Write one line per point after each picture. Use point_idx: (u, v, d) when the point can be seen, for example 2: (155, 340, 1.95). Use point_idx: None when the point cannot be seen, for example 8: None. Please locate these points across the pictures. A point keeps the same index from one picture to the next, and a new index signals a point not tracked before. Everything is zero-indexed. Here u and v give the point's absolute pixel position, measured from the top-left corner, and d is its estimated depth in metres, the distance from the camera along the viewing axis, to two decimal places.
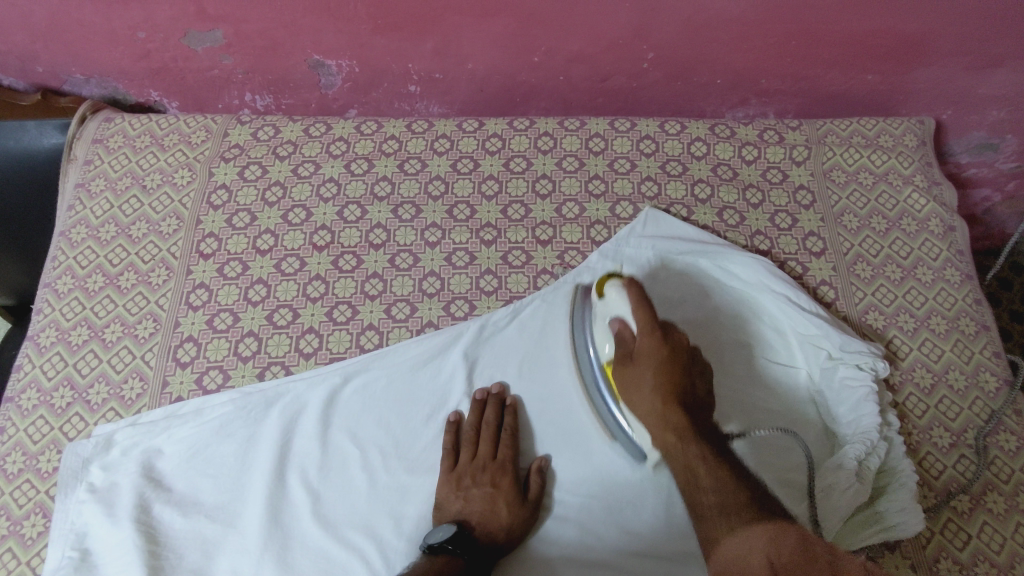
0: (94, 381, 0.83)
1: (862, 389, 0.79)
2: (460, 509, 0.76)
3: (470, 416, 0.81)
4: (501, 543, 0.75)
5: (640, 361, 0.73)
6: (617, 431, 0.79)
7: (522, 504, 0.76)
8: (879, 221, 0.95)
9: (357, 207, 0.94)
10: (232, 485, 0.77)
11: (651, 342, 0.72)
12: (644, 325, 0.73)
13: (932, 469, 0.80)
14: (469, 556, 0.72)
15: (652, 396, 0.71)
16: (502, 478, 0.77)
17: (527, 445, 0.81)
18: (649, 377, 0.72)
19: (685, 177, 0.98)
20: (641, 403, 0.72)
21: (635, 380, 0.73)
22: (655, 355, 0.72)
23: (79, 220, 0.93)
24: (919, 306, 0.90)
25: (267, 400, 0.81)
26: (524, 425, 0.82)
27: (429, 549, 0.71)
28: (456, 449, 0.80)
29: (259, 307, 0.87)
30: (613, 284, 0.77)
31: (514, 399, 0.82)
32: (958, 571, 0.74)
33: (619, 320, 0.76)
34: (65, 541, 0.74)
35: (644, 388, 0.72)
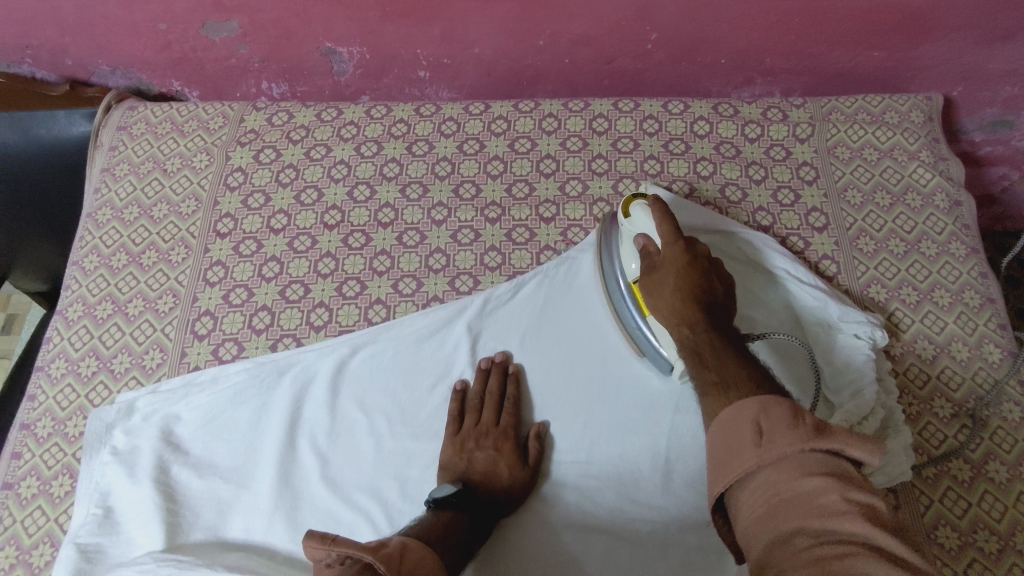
0: (117, 352, 0.87)
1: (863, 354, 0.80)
2: (464, 469, 0.79)
3: (474, 384, 0.84)
4: (501, 498, 0.77)
5: (666, 267, 0.72)
6: (646, 347, 0.82)
7: (522, 467, 0.78)
8: (883, 196, 0.96)
9: (367, 187, 0.97)
10: (245, 449, 0.80)
11: (675, 252, 0.72)
12: (669, 235, 0.73)
13: (933, 439, 0.80)
14: (472, 513, 0.74)
15: (674, 295, 0.69)
16: (504, 441, 0.80)
17: (527, 414, 0.84)
18: (672, 282, 0.70)
19: (688, 155, 0.99)
20: (659, 297, 0.71)
21: (657, 281, 0.72)
22: (677, 261, 0.71)
23: (105, 202, 0.98)
24: (923, 279, 0.90)
25: (279, 370, 0.85)
26: (523, 394, 0.84)
27: (435, 503, 0.73)
28: (461, 414, 0.82)
29: (272, 283, 0.91)
30: (638, 202, 0.79)
31: (516, 368, 0.85)
32: (957, 539, 0.74)
33: (644, 237, 0.76)
34: (90, 500, 0.78)
35: (665, 290, 0.71)
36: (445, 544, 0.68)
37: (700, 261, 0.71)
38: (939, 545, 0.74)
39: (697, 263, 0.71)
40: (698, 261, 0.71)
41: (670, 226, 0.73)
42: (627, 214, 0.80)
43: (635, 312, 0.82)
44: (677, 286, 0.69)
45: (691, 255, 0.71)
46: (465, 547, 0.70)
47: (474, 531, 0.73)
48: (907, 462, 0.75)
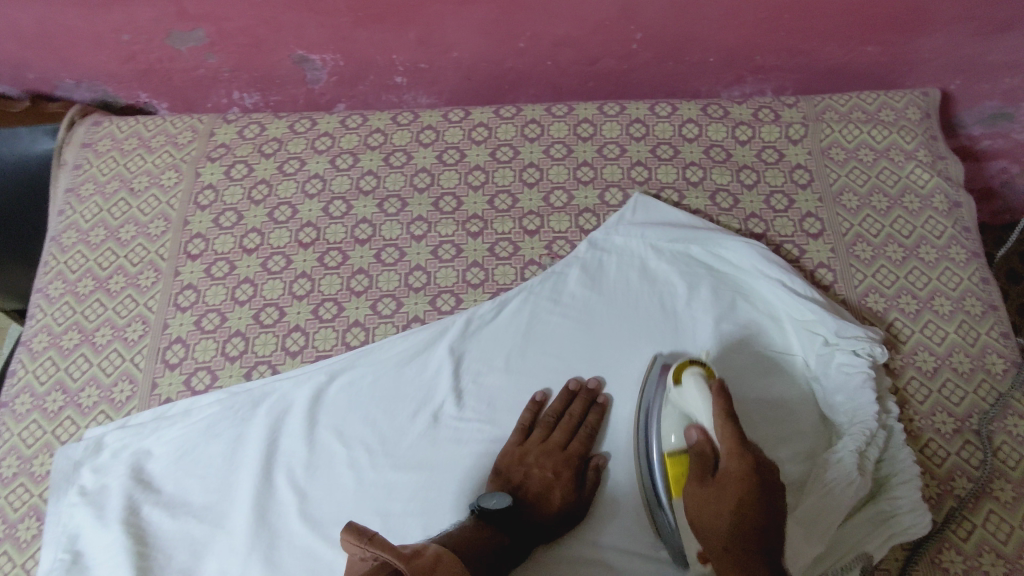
0: (85, 384, 0.83)
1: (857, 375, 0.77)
2: (516, 483, 0.76)
3: (556, 401, 0.80)
4: (540, 521, 0.73)
5: (726, 485, 0.65)
6: (664, 530, 0.72)
7: (575, 497, 0.74)
8: (880, 199, 0.92)
9: (343, 202, 0.93)
10: (220, 486, 0.77)
11: (740, 467, 0.65)
12: (732, 447, 0.66)
13: (935, 457, 0.77)
14: (512, 535, 0.71)
15: (730, 521, 0.63)
16: (565, 466, 0.76)
17: (598, 442, 0.80)
18: (731, 501, 0.64)
19: (677, 160, 0.95)
20: (707, 518, 0.65)
21: (710, 497, 0.65)
22: (743, 478, 0.64)
23: (70, 225, 0.94)
24: (922, 286, 0.86)
25: (254, 400, 0.81)
26: (602, 424, 0.80)
27: (480, 511, 0.70)
28: (529, 428, 0.79)
29: (246, 307, 0.87)
30: (692, 372, 0.72)
31: (604, 400, 0.81)
32: (961, 563, 0.72)
33: (699, 427, 0.69)
34: (58, 544, 0.74)
35: (719, 512, 0.64)
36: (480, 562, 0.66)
37: (762, 487, 0.65)
38: (944, 570, 0.71)
39: (757, 489, 0.64)
40: (762, 489, 0.64)
41: (732, 432, 0.67)
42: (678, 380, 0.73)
43: (662, 492, 0.72)
44: (734, 511, 0.63)
45: (755, 473, 0.65)
46: (499, 567, 0.68)
47: (504, 553, 0.69)
48: (913, 489, 0.72)
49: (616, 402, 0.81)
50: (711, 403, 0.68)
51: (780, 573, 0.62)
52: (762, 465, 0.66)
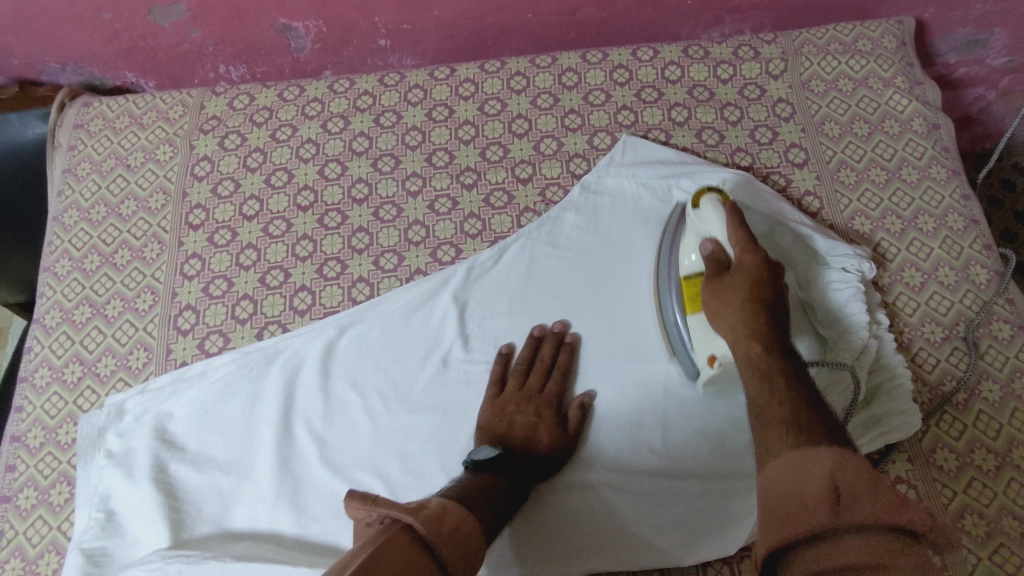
0: (101, 355, 0.86)
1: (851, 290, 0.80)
2: (503, 432, 0.77)
3: (523, 349, 0.83)
4: (537, 464, 0.75)
5: (738, 276, 0.69)
6: (678, 346, 0.80)
7: (562, 437, 0.77)
8: (861, 126, 0.94)
9: (338, 164, 0.95)
10: (242, 440, 0.80)
11: (755, 260, 0.69)
12: (744, 244, 0.70)
13: (926, 365, 0.80)
14: (510, 477, 0.72)
15: (742, 307, 0.67)
16: (545, 409, 0.78)
17: (574, 383, 0.82)
18: (744, 290, 0.68)
19: (662, 102, 0.97)
20: (722, 314, 0.69)
21: (726, 292, 0.70)
22: (754, 271, 0.69)
23: (70, 204, 0.95)
24: (906, 206, 0.89)
25: (268, 357, 0.84)
26: (575, 365, 0.83)
27: (474, 464, 0.71)
28: (502, 378, 0.82)
29: (251, 271, 0.89)
30: (710, 197, 0.76)
31: (573, 337, 0.83)
32: (955, 460, 0.75)
33: (713, 241, 0.74)
34: (91, 504, 0.77)
35: (734, 302, 0.68)
36: (484, 505, 0.66)
37: (771, 276, 0.69)
38: (939, 468, 0.75)
39: (768, 276, 0.69)
40: (772, 278, 0.69)
41: (745, 236, 0.71)
42: (697, 206, 0.78)
43: (680, 313, 0.80)
44: (748, 297, 0.68)
45: (765, 270, 0.69)
46: (504, 511, 0.68)
47: (507, 498, 0.70)
48: (907, 394, 0.76)
49: (618, 334, 0.84)
50: (726, 222, 0.73)
51: (790, 345, 0.65)
52: (772, 263, 0.70)
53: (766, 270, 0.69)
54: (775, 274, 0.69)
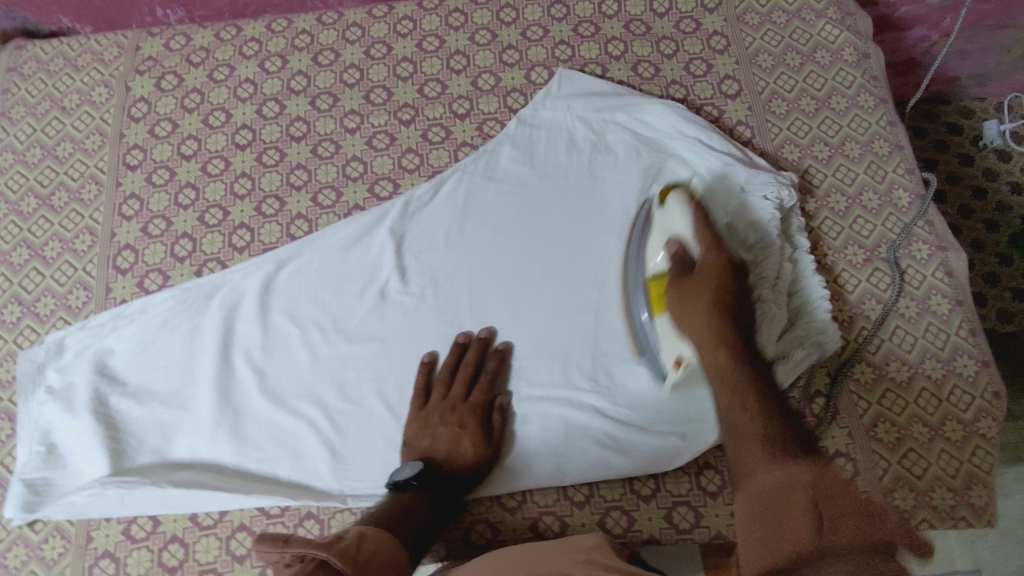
0: (40, 295, 0.86)
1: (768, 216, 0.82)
2: (428, 446, 0.75)
3: (447, 358, 0.80)
4: (465, 477, 0.74)
5: (703, 276, 0.65)
6: (645, 347, 0.78)
7: (487, 444, 0.75)
8: (793, 57, 0.96)
9: (276, 103, 0.95)
10: (182, 372, 0.81)
11: (715, 260, 0.65)
12: (709, 243, 0.67)
13: (848, 285, 0.83)
14: (433, 493, 0.72)
15: (708, 315, 0.62)
16: (469, 418, 0.76)
17: (502, 385, 0.80)
18: (708, 291, 0.63)
19: (599, 37, 0.98)
20: (691, 330, 0.64)
21: (692, 295, 0.65)
22: (719, 269, 0.65)
23: (5, 147, 0.94)
24: (833, 134, 0.91)
25: (207, 294, 0.85)
26: (506, 369, 0.81)
27: (396, 487, 0.71)
28: (427, 389, 0.79)
29: (190, 210, 0.89)
30: (677, 194, 0.75)
31: (505, 344, 0.81)
32: (871, 373, 0.79)
33: (676, 240, 0.70)
34: (33, 438, 0.78)
35: (697, 308, 0.63)
36: (406, 528, 0.67)
37: (734, 277, 0.65)
38: (855, 381, 0.78)
39: (730, 279, 0.64)
40: (733, 276, 0.65)
41: (710, 235, 0.68)
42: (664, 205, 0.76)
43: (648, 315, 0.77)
44: (711, 298, 0.63)
45: (729, 266, 0.65)
46: (429, 528, 0.70)
47: (430, 515, 0.70)
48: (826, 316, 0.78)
49: (552, 261, 0.85)
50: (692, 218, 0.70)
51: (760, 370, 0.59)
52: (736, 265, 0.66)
53: (731, 267, 0.65)
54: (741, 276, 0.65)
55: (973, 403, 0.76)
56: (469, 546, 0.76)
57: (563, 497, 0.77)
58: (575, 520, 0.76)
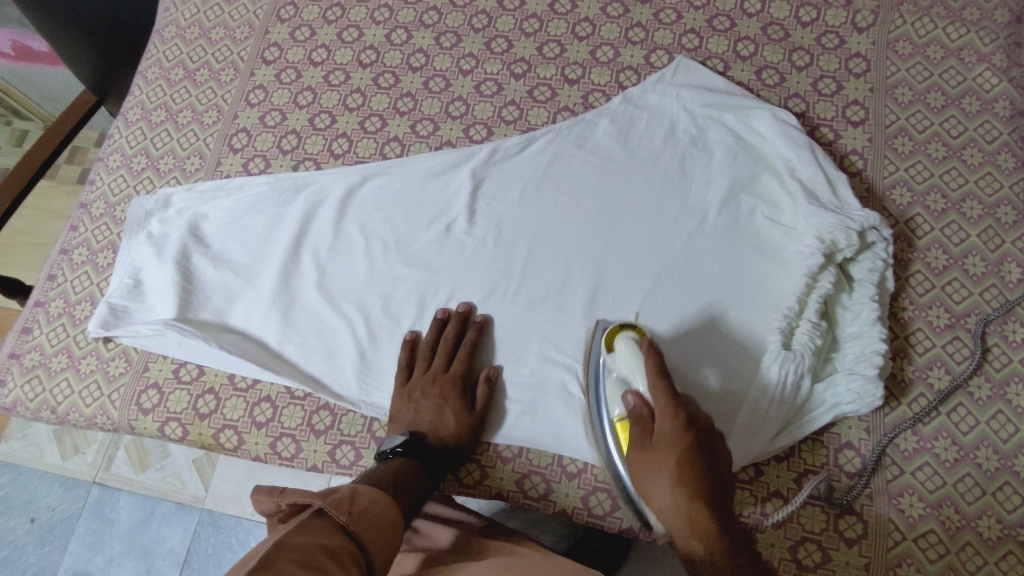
0: (164, 154, 0.97)
1: (814, 256, 0.77)
2: (412, 420, 0.78)
3: (428, 333, 0.83)
4: (452, 448, 0.77)
5: (662, 449, 0.60)
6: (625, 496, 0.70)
7: (468, 414, 0.78)
8: (937, 97, 0.88)
9: (405, 32, 1.00)
10: (258, 250, 0.89)
11: (674, 427, 0.60)
12: (666, 409, 0.62)
13: (918, 346, 0.77)
14: (423, 459, 0.74)
15: (674, 498, 0.58)
16: (450, 389, 0.79)
17: (483, 357, 0.83)
18: (672, 462, 0.59)
19: (731, 34, 0.95)
20: (663, 504, 0.59)
21: (654, 469, 0.60)
22: (681, 442, 0.60)
23: (172, 21, 1.06)
24: (956, 187, 0.83)
25: (296, 187, 0.92)
26: (485, 340, 0.84)
27: (383, 458, 0.74)
28: (410, 364, 0.82)
29: (304, 111, 0.97)
30: (625, 341, 0.71)
31: (484, 318, 0.83)
32: (915, 442, 0.73)
33: (635, 392, 0.66)
34: (125, 271, 0.89)
35: (664, 480, 0.59)
36: (398, 491, 0.68)
37: (699, 440, 0.60)
38: (895, 445, 0.73)
39: (694, 440, 0.60)
40: (698, 440, 0.60)
41: (665, 387, 0.64)
42: (611, 349, 0.73)
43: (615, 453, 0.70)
44: (677, 482, 0.58)
45: (690, 428, 0.60)
46: (423, 491, 0.71)
47: (422, 476, 0.72)
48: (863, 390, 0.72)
49: (615, 240, 0.85)
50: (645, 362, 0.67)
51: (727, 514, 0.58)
52: (695, 418, 0.61)
53: (692, 428, 0.60)
54: (706, 436, 0.60)
55: (1020, 506, 0.69)
56: (457, 481, 0.80)
57: (557, 463, 0.78)
58: (561, 488, 0.77)
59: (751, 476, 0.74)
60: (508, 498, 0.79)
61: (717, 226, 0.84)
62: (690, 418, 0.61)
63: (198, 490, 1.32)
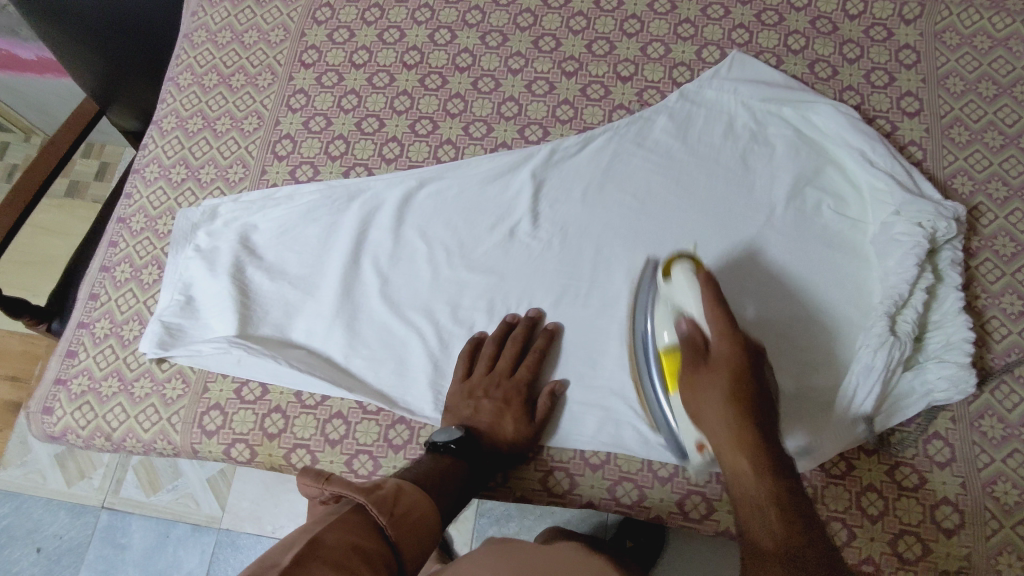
0: (204, 164, 0.93)
1: (911, 245, 0.77)
2: (468, 417, 0.77)
3: (494, 332, 0.81)
4: (504, 452, 0.76)
5: (715, 369, 0.62)
6: (662, 425, 0.75)
7: (529, 424, 0.76)
8: (988, 86, 0.90)
9: (448, 31, 0.98)
10: (315, 262, 0.86)
11: (730, 350, 0.62)
12: (721, 328, 0.63)
13: (995, 333, 0.78)
14: (471, 461, 0.73)
15: (725, 411, 0.60)
16: (514, 394, 0.77)
17: (551, 368, 0.81)
18: (723, 388, 0.60)
19: (781, 27, 0.95)
20: (711, 422, 0.61)
21: (705, 389, 0.62)
22: (733, 365, 0.61)
23: (200, 25, 1.01)
24: (1015, 175, 0.85)
25: (350, 194, 0.89)
26: (552, 350, 0.81)
27: (434, 447, 0.73)
28: (472, 362, 0.80)
29: (349, 115, 0.94)
30: (683, 267, 0.70)
31: (556, 327, 0.81)
32: (1000, 428, 0.74)
33: (688, 318, 0.67)
34: (175, 287, 0.85)
35: (713, 401, 0.61)
36: (442, 491, 0.67)
37: (751, 369, 0.61)
38: (981, 433, 0.74)
39: (747, 368, 0.61)
40: (751, 366, 0.61)
41: (724, 316, 0.63)
42: (668, 273, 0.72)
43: (659, 386, 0.75)
44: (730, 398, 0.60)
45: (744, 356, 0.61)
46: (464, 492, 0.70)
47: (469, 479, 0.71)
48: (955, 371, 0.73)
49: (685, 239, 0.84)
50: (699, 295, 0.66)
51: (776, 444, 0.59)
52: (751, 347, 0.62)
53: (747, 356, 0.61)
54: (758, 365, 0.62)
55: None
56: (546, 491, 0.78)
57: (647, 468, 0.76)
58: (655, 494, 0.76)
59: (842, 471, 0.75)
60: (599, 506, 0.77)
61: (786, 220, 0.83)
62: (746, 345, 0.62)
63: (213, 510, 1.27)
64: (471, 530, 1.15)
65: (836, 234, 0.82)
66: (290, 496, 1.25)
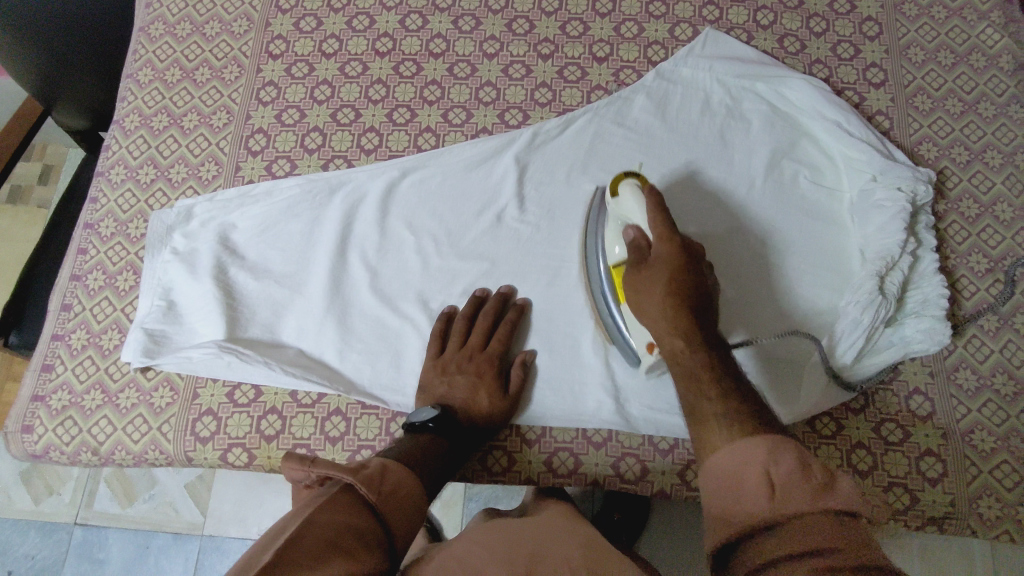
0: (174, 163, 0.89)
1: (891, 208, 0.80)
2: (444, 394, 0.76)
3: (465, 306, 0.81)
4: (480, 426, 0.75)
5: (655, 266, 0.65)
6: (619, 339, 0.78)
7: (503, 395, 0.76)
8: (946, 55, 0.93)
9: (419, 16, 0.96)
10: (300, 258, 0.84)
11: (669, 251, 0.64)
12: (662, 233, 0.66)
13: (965, 292, 0.82)
14: (451, 438, 0.72)
15: (663, 301, 0.62)
16: (486, 367, 0.77)
17: (520, 340, 0.82)
18: (662, 279, 0.63)
19: (749, 3, 0.96)
20: (648, 304, 0.63)
21: (648, 283, 0.64)
22: (673, 261, 0.64)
23: (157, 18, 0.97)
24: (976, 139, 0.89)
25: (331, 188, 0.87)
26: (523, 322, 0.82)
27: (413, 427, 0.71)
28: (444, 339, 0.80)
29: (323, 106, 0.91)
30: (630, 185, 0.73)
31: (524, 302, 0.81)
32: (975, 381, 0.78)
33: (634, 227, 0.70)
34: (154, 292, 0.83)
35: (653, 294, 0.63)
36: (424, 465, 0.66)
37: (690, 265, 0.64)
38: (957, 386, 0.78)
39: (687, 266, 0.64)
40: (688, 261, 0.64)
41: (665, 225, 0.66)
42: (616, 193, 0.74)
43: (611, 300, 0.77)
44: (668, 284, 0.62)
45: (681, 257, 0.64)
46: (445, 466, 0.68)
47: (451, 455, 0.70)
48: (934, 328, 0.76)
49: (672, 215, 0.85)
50: (647, 206, 0.69)
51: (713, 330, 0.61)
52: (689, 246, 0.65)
53: (685, 258, 0.64)
54: (695, 262, 0.64)
55: None
56: (551, 472, 0.79)
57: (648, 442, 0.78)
58: (657, 467, 0.77)
59: (833, 431, 0.77)
60: (605, 484, 0.79)
61: (766, 192, 0.85)
62: (684, 249, 0.65)
63: (194, 515, 1.24)
64: (461, 514, 1.15)
65: (814, 203, 0.85)
66: (274, 495, 1.23)
